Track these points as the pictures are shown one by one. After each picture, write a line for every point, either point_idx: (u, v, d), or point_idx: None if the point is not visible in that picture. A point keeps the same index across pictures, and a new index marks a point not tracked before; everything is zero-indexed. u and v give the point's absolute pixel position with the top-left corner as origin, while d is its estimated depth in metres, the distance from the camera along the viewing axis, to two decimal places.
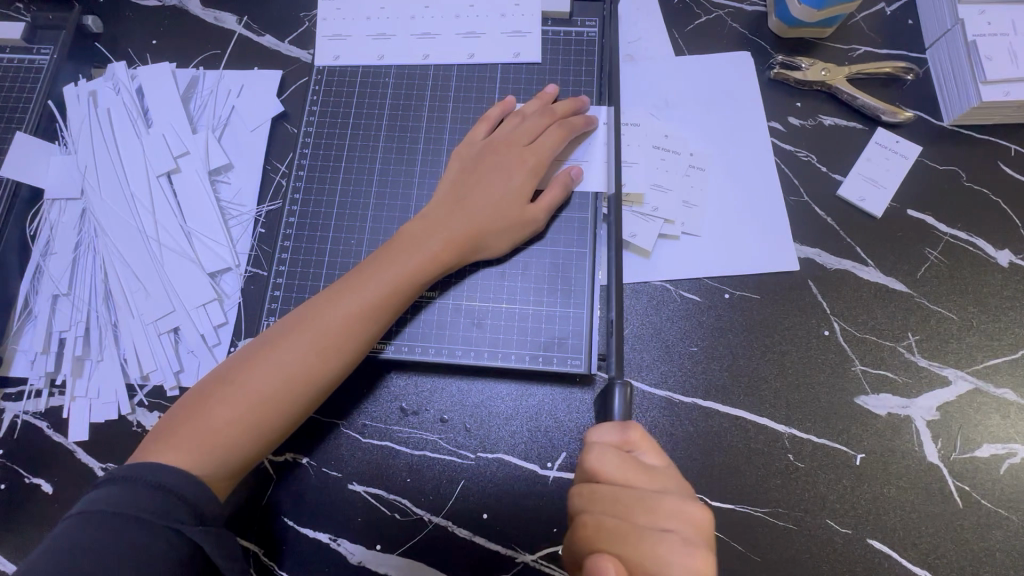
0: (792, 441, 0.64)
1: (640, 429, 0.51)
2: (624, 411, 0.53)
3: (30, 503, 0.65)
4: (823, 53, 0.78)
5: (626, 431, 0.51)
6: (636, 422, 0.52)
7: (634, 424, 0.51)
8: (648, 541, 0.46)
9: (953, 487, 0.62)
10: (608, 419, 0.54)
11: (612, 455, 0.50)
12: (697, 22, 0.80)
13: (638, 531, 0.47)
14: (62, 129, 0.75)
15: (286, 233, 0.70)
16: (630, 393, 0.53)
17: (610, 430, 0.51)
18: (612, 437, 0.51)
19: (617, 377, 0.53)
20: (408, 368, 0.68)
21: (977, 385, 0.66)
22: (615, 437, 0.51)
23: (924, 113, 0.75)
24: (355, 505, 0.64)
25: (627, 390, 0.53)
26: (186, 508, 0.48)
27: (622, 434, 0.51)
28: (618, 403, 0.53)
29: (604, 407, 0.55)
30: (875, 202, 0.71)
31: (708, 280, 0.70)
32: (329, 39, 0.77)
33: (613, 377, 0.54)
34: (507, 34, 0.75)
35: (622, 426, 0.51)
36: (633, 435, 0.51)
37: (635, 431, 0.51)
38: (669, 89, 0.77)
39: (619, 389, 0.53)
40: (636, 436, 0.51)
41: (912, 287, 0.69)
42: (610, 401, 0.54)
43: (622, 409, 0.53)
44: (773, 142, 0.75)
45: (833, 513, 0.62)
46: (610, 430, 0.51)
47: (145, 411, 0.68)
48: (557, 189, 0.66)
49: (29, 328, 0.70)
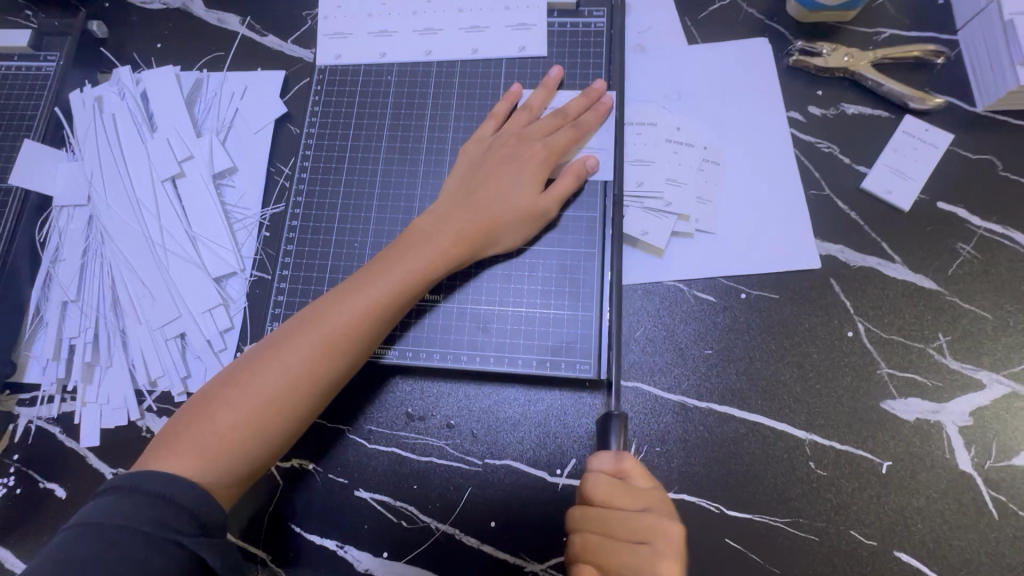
0: (813, 447, 0.61)
1: (633, 458, 0.50)
2: (621, 445, 0.53)
3: (44, 508, 0.66)
4: (844, 37, 0.74)
5: (620, 460, 0.49)
6: (630, 452, 0.50)
7: (628, 455, 0.50)
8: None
9: (988, 497, 0.59)
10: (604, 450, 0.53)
11: (604, 484, 0.48)
12: (711, 8, 0.77)
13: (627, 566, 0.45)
14: (70, 136, 0.76)
15: (290, 237, 0.69)
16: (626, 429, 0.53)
17: (604, 458, 0.50)
18: (606, 465, 0.49)
19: (615, 412, 0.54)
20: (413, 372, 0.67)
21: (1014, 388, 0.62)
22: (608, 465, 0.49)
23: (955, 99, 0.70)
24: (362, 511, 0.64)
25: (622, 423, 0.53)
26: (188, 518, 0.47)
27: (615, 463, 0.49)
28: (615, 437, 0.52)
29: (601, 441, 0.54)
30: (901, 195, 0.67)
31: (723, 280, 0.67)
32: (331, 37, 0.75)
33: (611, 412, 0.54)
34: (512, 28, 0.73)
35: (617, 454, 0.50)
36: (626, 464, 0.49)
37: (628, 460, 0.50)
38: (682, 80, 0.74)
39: (617, 422, 0.53)
40: (628, 465, 0.49)
41: (943, 284, 0.65)
42: (607, 435, 0.53)
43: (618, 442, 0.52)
44: (792, 133, 0.71)
45: (856, 523, 0.59)
46: (604, 458, 0.50)
47: (153, 416, 0.67)
48: (569, 178, 0.64)
49: (41, 334, 0.71)
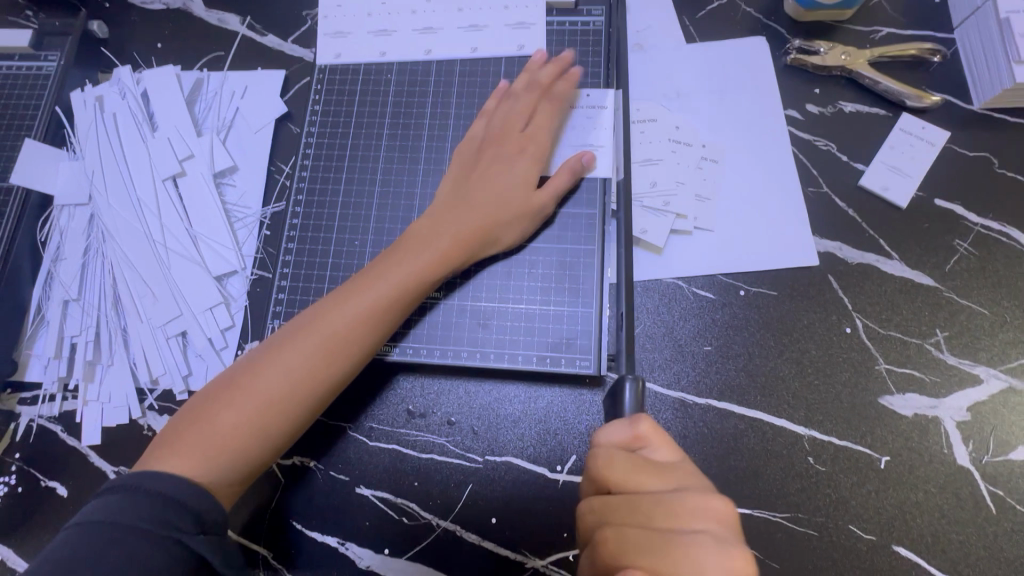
0: (812, 443, 0.62)
1: (649, 421, 0.49)
2: (635, 404, 0.51)
3: (46, 507, 0.66)
4: (842, 36, 0.74)
5: (635, 426, 0.48)
6: (645, 414, 0.49)
7: (644, 416, 0.49)
8: (675, 546, 0.43)
9: (986, 492, 0.59)
10: (620, 413, 0.52)
11: (621, 457, 0.47)
12: (709, 7, 0.77)
13: (658, 536, 0.44)
14: (71, 135, 0.76)
15: (291, 236, 0.70)
16: (641, 387, 0.51)
17: (619, 428, 0.49)
18: (621, 435, 0.49)
19: (627, 372, 0.51)
20: (414, 369, 0.67)
21: (1011, 384, 0.62)
22: (624, 435, 0.49)
23: (952, 97, 0.71)
24: (363, 509, 0.64)
25: (638, 384, 0.51)
26: (188, 516, 0.47)
27: (631, 430, 0.48)
28: (628, 397, 0.51)
29: (614, 407, 0.53)
30: (899, 192, 0.68)
31: (722, 277, 0.67)
32: (331, 37, 0.76)
33: (624, 374, 0.52)
34: (511, 26, 0.73)
35: (631, 420, 0.49)
36: (643, 429, 0.48)
37: (644, 423, 0.48)
38: (680, 78, 0.74)
39: (630, 384, 0.51)
40: (646, 430, 0.48)
41: (940, 280, 0.65)
42: (621, 396, 0.52)
43: (633, 404, 0.51)
44: (790, 131, 0.71)
45: (855, 518, 0.60)
46: (618, 429, 0.49)
47: (155, 415, 0.68)
48: (563, 175, 0.64)
49: (42, 333, 0.71)
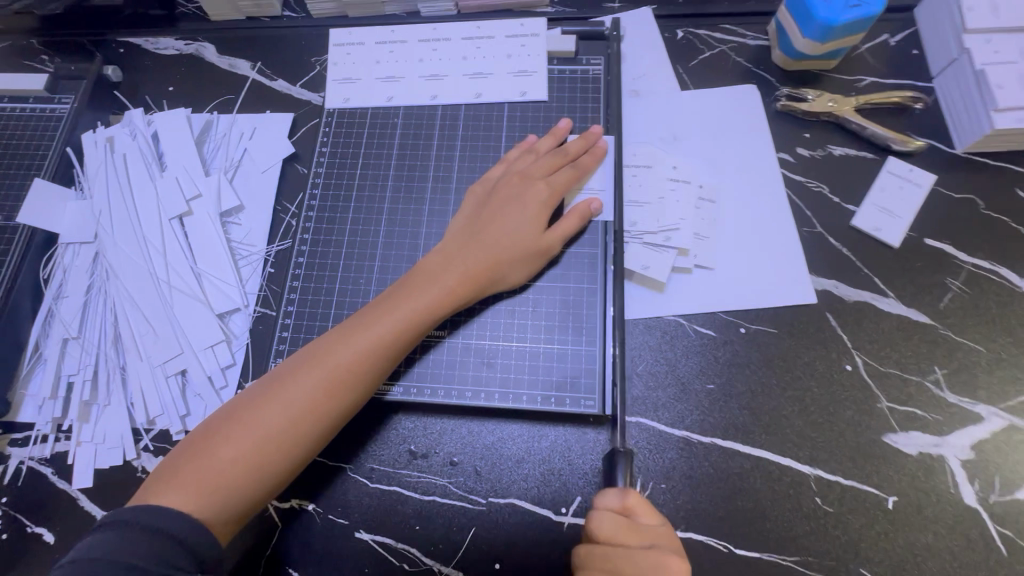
0: (818, 483, 0.61)
1: (637, 493, 0.52)
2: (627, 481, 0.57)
3: (30, 554, 0.63)
4: (828, 84, 0.78)
5: (624, 495, 0.52)
6: (634, 489, 0.52)
7: (632, 490, 0.52)
8: None
9: (996, 534, 0.59)
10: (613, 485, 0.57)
11: (608, 522, 0.50)
12: (702, 57, 0.81)
13: None
14: (79, 174, 0.77)
15: (295, 273, 0.70)
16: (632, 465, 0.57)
17: (610, 496, 0.52)
18: (612, 503, 0.52)
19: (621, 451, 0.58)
20: (416, 409, 0.66)
21: (1011, 421, 0.62)
22: (614, 503, 0.52)
23: (935, 142, 0.74)
24: (363, 554, 0.62)
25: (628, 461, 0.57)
26: (186, 555, 0.46)
27: (621, 499, 0.52)
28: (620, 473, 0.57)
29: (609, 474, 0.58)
30: (890, 231, 0.70)
31: (722, 314, 0.68)
32: (340, 82, 0.78)
33: (618, 449, 0.58)
34: (514, 74, 0.76)
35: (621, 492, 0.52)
36: (630, 499, 0.51)
37: (631, 495, 0.52)
38: (676, 123, 0.77)
39: (622, 460, 0.57)
40: (633, 500, 0.51)
41: (936, 318, 0.67)
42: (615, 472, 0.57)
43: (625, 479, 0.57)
44: (784, 173, 0.74)
45: (866, 561, 0.59)
46: (609, 497, 0.52)
47: (150, 455, 0.66)
48: (572, 219, 0.66)
49: (38, 372, 0.70)
